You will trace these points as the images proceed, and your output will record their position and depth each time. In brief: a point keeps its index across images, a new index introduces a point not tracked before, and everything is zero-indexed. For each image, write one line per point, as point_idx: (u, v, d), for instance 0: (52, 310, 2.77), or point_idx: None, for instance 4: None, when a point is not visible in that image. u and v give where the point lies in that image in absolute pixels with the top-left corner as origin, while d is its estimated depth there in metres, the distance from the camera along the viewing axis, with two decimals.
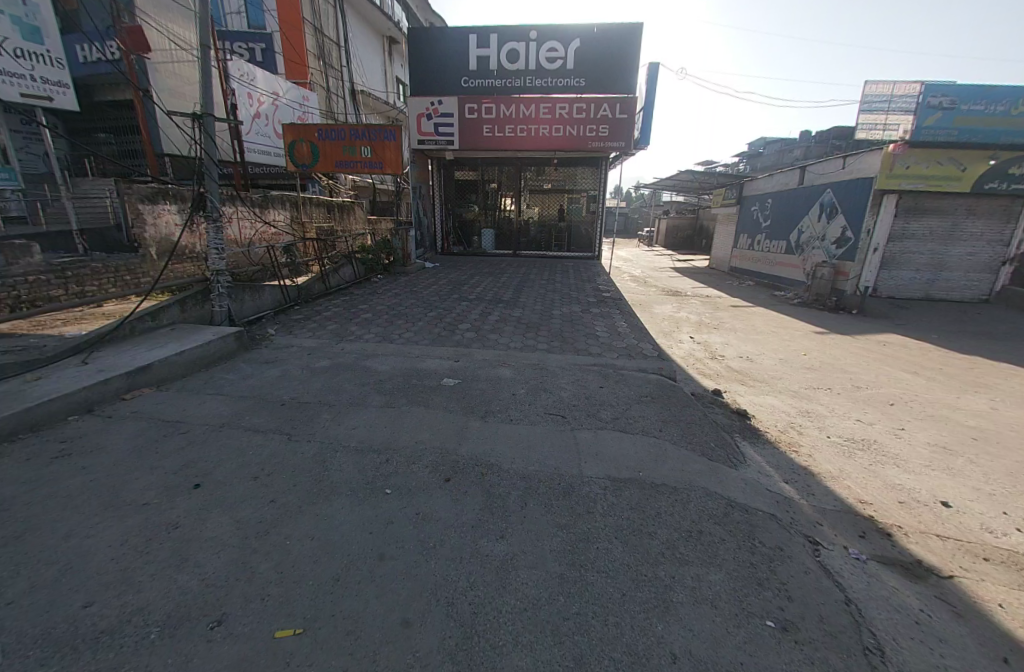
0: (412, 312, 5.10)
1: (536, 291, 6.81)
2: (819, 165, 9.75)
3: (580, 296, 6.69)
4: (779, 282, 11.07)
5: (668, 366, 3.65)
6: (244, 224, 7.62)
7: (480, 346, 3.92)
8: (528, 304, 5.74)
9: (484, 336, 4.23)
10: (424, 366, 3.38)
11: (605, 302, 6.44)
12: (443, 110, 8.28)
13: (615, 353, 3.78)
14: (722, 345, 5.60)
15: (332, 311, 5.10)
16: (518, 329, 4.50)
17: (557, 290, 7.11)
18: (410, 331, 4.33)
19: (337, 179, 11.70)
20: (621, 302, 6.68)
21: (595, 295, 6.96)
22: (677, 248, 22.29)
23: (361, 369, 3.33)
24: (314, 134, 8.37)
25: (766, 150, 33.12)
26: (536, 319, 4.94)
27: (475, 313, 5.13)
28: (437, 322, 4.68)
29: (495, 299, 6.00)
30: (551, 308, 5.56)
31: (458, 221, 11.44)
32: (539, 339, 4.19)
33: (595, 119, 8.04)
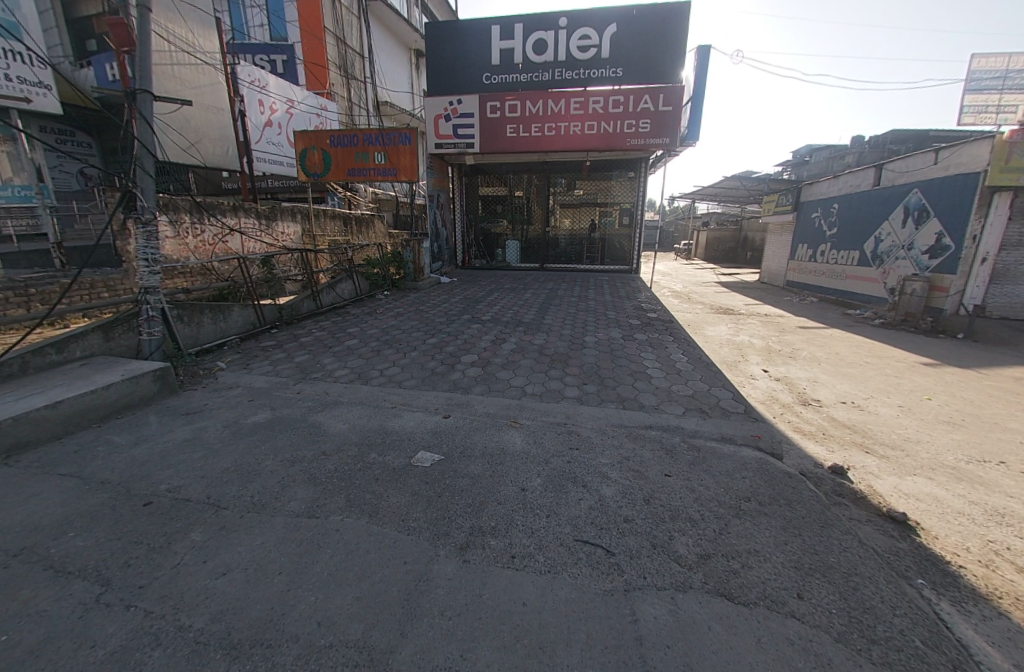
0: (407, 338, 4.11)
1: (566, 312, 5.71)
2: (900, 162, 8.06)
3: (620, 318, 5.51)
4: (852, 299, 9.37)
5: (764, 428, 2.42)
6: (248, 236, 7.20)
7: (483, 390, 2.84)
8: (554, 328, 4.66)
9: (490, 374, 3.15)
10: (394, 427, 2.31)
11: (651, 326, 5.23)
12: (463, 111, 7.51)
13: (679, 406, 2.59)
14: (813, 383, 4.20)
15: (314, 336, 4.21)
16: (537, 363, 3.38)
17: (591, 310, 5.98)
18: (395, 365, 3.32)
19: (357, 191, 11.26)
20: (670, 325, 5.45)
21: (637, 316, 5.76)
22: (719, 261, 20.58)
23: (306, 430, 2.32)
24: (326, 140, 7.83)
25: (815, 157, 30.76)
26: (563, 349, 3.82)
27: (486, 339, 4.09)
28: (434, 352, 3.65)
29: (514, 321, 4.95)
30: (583, 333, 4.44)
31: (481, 233, 10.59)
32: (565, 377, 3.06)
33: (634, 113, 6.99)
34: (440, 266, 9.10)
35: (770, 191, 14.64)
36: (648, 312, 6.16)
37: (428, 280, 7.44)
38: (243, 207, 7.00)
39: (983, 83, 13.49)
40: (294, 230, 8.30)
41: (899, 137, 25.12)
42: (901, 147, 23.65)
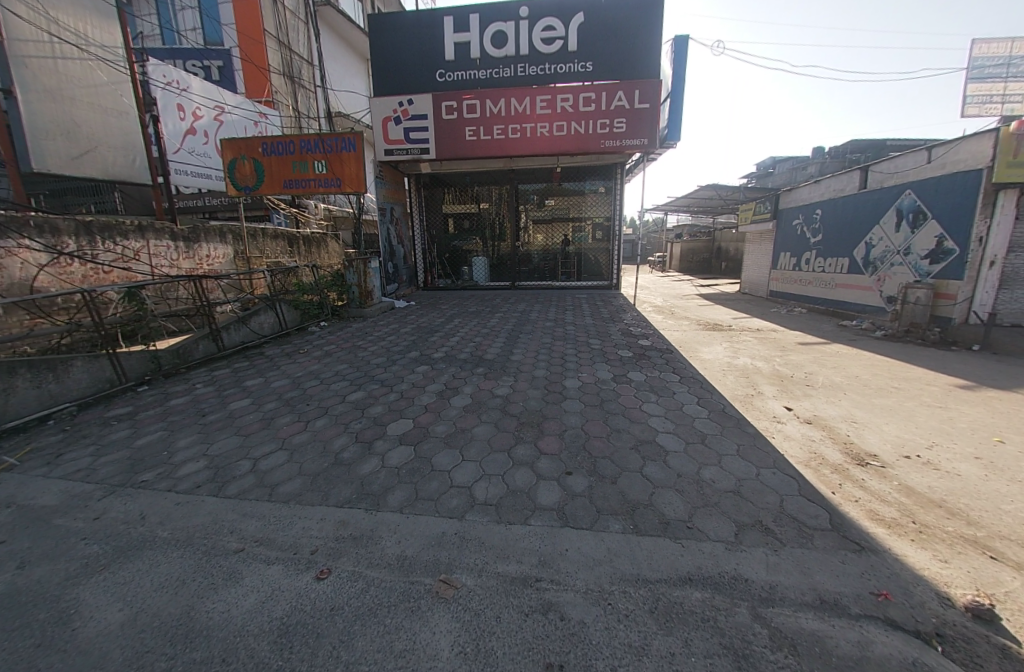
0: (326, 393, 3.04)
1: (542, 343, 4.76)
2: (892, 162, 7.74)
3: (607, 349, 4.59)
4: (843, 308, 8.88)
5: (866, 568, 1.47)
6: (162, 262, 6.29)
7: (405, 498, 1.76)
8: (527, 371, 3.69)
9: (424, 462, 2.08)
10: (205, 626, 1.19)
11: (646, 358, 4.33)
12: (414, 111, 6.68)
13: (723, 522, 1.66)
14: (853, 426, 3.35)
15: (198, 399, 3.06)
16: (497, 438, 2.33)
17: (574, 338, 5.05)
18: (286, 453, 2.20)
19: (307, 207, 10.25)
20: (668, 355, 4.58)
21: (626, 345, 4.87)
22: (694, 272, 20.39)
23: (29, 642, 1.17)
24: (258, 148, 6.89)
25: (776, 169, 31.84)
26: (538, 406, 2.84)
27: (431, 394, 3.01)
28: (353, 421, 2.54)
29: (477, 360, 3.94)
30: (565, 379, 3.46)
31: (446, 251, 9.64)
32: (540, 470, 2.03)
33: (606, 111, 6.31)
34: (398, 290, 8.05)
35: (745, 200, 14.44)
36: (639, 338, 5.31)
37: (379, 306, 6.41)
38: (152, 228, 6.10)
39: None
40: (226, 252, 7.36)
41: (854, 149, 26.43)
42: (859, 158, 24.72)
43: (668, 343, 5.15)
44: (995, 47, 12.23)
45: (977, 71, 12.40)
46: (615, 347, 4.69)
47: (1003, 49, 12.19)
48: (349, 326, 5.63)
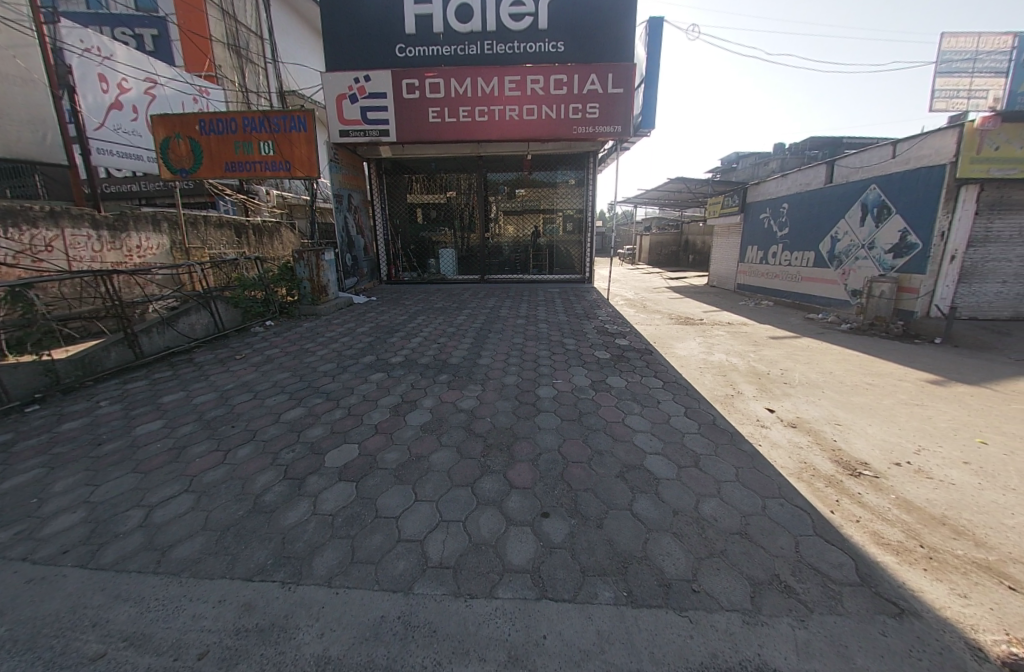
0: (256, 411, 2.56)
1: (515, 346, 4.43)
2: (858, 157, 7.86)
3: (582, 351, 4.31)
4: (809, 301, 9.07)
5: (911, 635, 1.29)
6: (79, 254, 5.45)
7: (336, 566, 1.42)
8: (498, 380, 3.36)
9: (368, 506, 1.72)
10: None
11: (625, 361, 4.09)
12: (371, 89, 6.21)
13: (734, 580, 1.45)
14: (838, 430, 3.24)
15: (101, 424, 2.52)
16: (463, 473, 1.98)
17: (548, 339, 4.76)
18: (192, 498, 1.75)
19: (257, 194, 9.38)
20: (647, 356, 4.36)
21: (603, 345, 4.63)
22: (663, 265, 20.70)
23: None
24: (196, 126, 6.12)
25: (740, 164, 32.77)
26: (512, 426, 2.52)
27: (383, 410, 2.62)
28: (285, 450, 2.12)
29: (444, 369, 3.57)
30: (537, 388, 3.17)
31: (411, 242, 9.08)
32: (510, 513, 1.72)
33: (579, 96, 5.99)
34: (358, 284, 7.49)
35: (714, 194, 14.58)
36: (615, 338, 5.08)
37: (335, 301, 5.96)
38: (67, 213, 5.26)
39: (953, 65, 12.39)
40: (161, 243, 6.53)
41: (812, 146, 27.54)
42: (817, 156, 25.78)
43: (647, 342, 4.95)
44: (966, 39, 12.21)
45: (948, 64, 12.35)
46: (592, 349, 4.42)
47: (973, 40, 12.14)
48: (303, 327, 5.08)
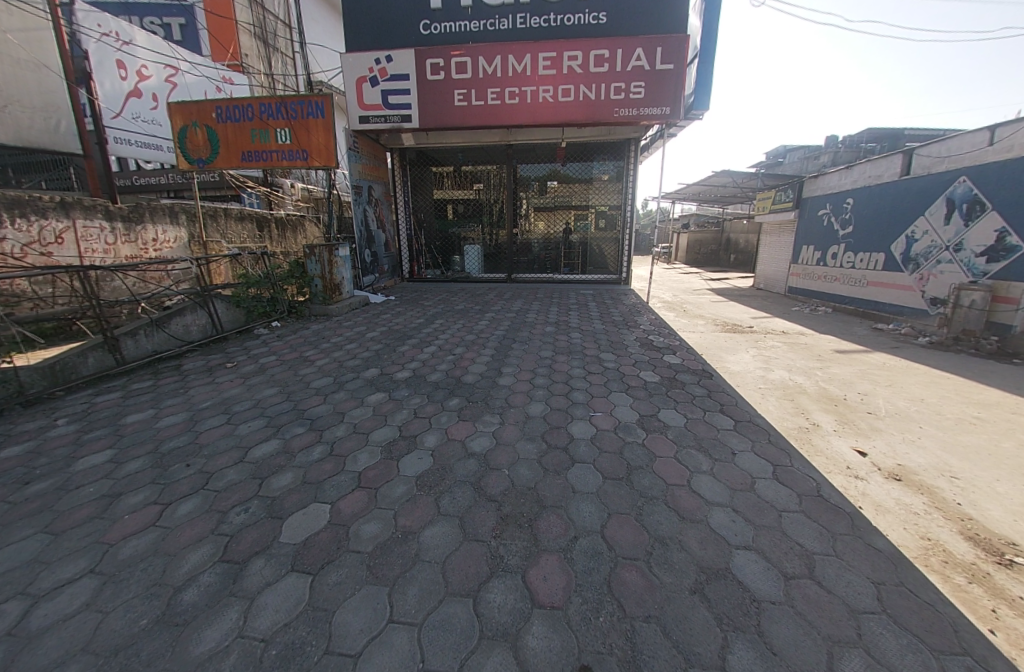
0: (225, 462, 2.40)
1: (543, 367, 3.93)
2: (943, 144, 6.78)
3: (620, 375, 3.79)
4: (877, 309, 8.03)
5: None
6: (92, 246, 5.24)
7: None
8: (526, 417, 2.94)
9: (319, 626, 1.40)
10: None
11: (668, 391, 3.53)
12: (393, 71, 5.75)
13: None
14: (958, 486, 2.48)
15: (67, 473, 2.30)
16: (463, 578, 1.59)
17: (579, 357, 4.22)
18: (92, 589, 1.56)
19: (282, 186, 9.19)
20: (692, 385, 3.78)
21: (642, 366, 4.08)
22: (702, 265, 19.59)
23: None
24: (211, 114, 5.82)
25: (788, 157, 30.59)
26: (544, 496, 2.10)
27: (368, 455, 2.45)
28: (235, 511, 1.98)
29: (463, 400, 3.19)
30: (571, 430, 2.76)
31: (436, 238, 8.66)
32: (529, 664, 1.26)
33: (622, 73, 5.49)
34: (377, 281, 7.12)
35: (762, 188, 13.43)
36: (657, 355, 4.48)
37: (348, 301, 5.78)
38: (79, 203, 5.07)
39: None
40: (178, 236, 6.30)
41: (871, 137, 25.28)
42: (875, 148, 23.66)
43: (700, 361, 4.43)
44: None
45: None
46: (633, 372, 3.89)
47: None
48: (313, 334, 4.76)
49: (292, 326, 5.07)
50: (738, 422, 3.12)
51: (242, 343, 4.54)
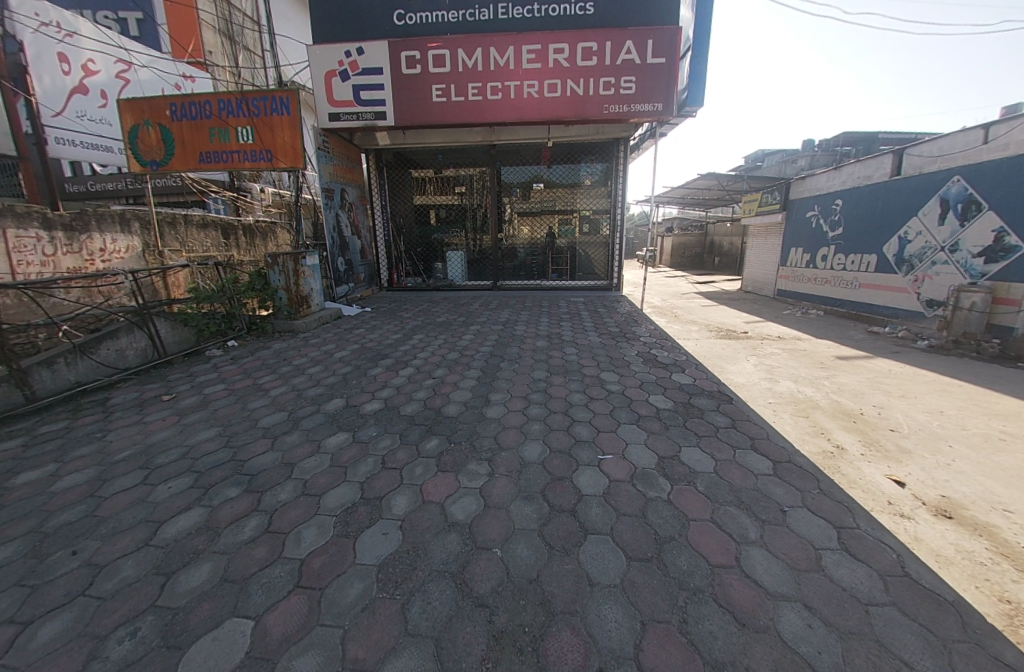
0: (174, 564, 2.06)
1: (541, 403, 3.62)
2: (936, 144, 6.72)
3: (630, 414, 3.47)
4: (870, 311, 7.95)
5: None
6: (27, 259, 4.58)
7: None
8: (528, 477, 2.70)
9: None
10: None
11: (677, 430, 3.23)
12: (365, 64, 5.45)
13: None
14: (1016, 524, 2.18)
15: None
16: None
17: (580, 390, 3.86)
18: None
19: (250, 192, 8.66)
20: (697, 420, 3.40)
21: (649, 398, 3.75)
22: (686, 267, 19.66)
23: None
24: (165, 111, 5.33)
25: (766, 161, 31.23)
26: (554, 597, 1.80)
27: (339, 537, 2.14)
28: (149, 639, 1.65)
29: (458, 457, 2.93)
30: (578, 488, 2.57)
31: (417, 244, 8.20)
32: None
33: (611, 68, 5.30)
34: (352, 291, 6.63)
35: (748, 189, 13.42)
36: (658, 382, 4.06)
37: (318, 315, 5.31)
38: (12, 211, 4.42)
39: None
40: (131, 245, 5.76)
41: (845, 141, 26.04)
42: (850, 152, 24.31)
43: (714, 381, 4.14)
44: None
45: None
46: (643, 407, 3.59)
47: None
48: (277, 357, 4.25)
49: (254, 349, 4.56)
50: (766, 467, 2.77)
51: (193, 372, 4.01)
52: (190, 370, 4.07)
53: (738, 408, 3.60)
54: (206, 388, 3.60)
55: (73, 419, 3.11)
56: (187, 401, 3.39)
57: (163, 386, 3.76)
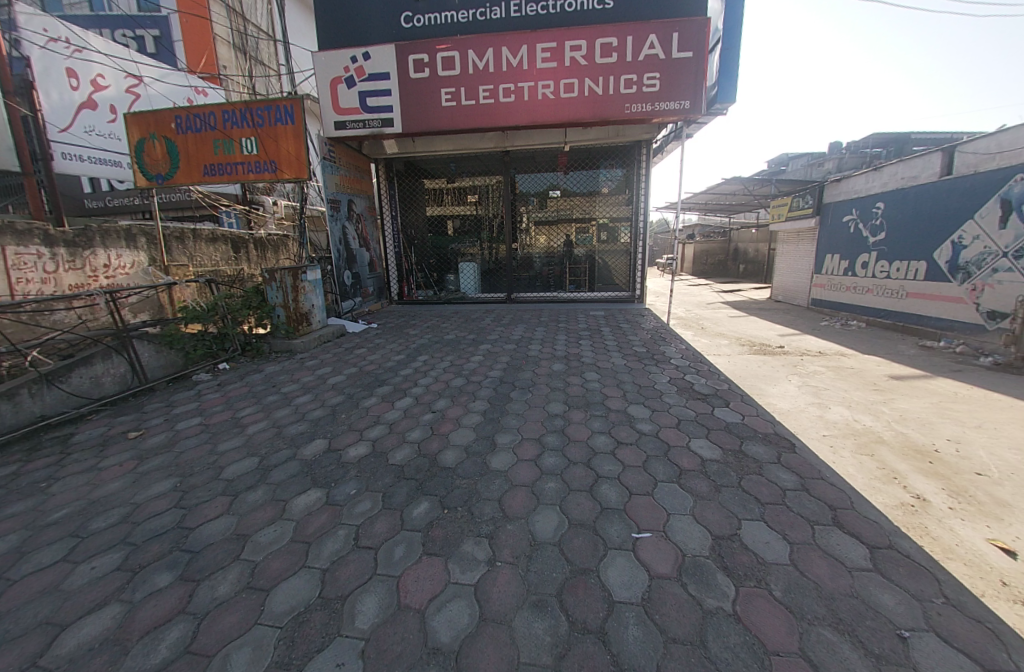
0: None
1: (557, 452, 2.85)
2: (994, 139, 6.13)
3: (668, 470, 2.70)
4: (920, 322, 7.31)
5: None
6: (27, 275, 4.50)
7: None
8: (542, 570, 1.85)
9: None
10: None
11: (732, 494, 2.45)
12: (372, 70, 5.25)
13: None
14: None
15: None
16: None
17: (603, 434, 3.14)
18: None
19: (263, 204, 8.49)
20: (758, 479, 2.61)
21: (692, 448, 2.97)
22: (709, 275, 18.96)
23: None
24: (171, 124, 5.24)
25: (790, 165, 30.24)
26: None
27: (251, 653, 1.43)
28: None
29: (451, 532, 2.08)
30: (609, 585, 1.78)
31: (429, 255, 7.94)
32: None
33: (633, 65, 4.97)
34: (359, 306, 6.38)
35: (775, 194, 12.79)
36: (703, 425, 3.31)
37: (318, 334, 5.11)
38: (14, 227, 4.34)
39: None
40: (136, 261, 5.67)
41: (876, 143, 24.99)
42: (882, 155, 23.21)
43: (768, 422, 3.43)
44: None
45: None
46: (686, 461, 2.80)
47: None
48: (264, 384, 3.94)
49: (244, 373, 4.28)
50: (861, 555, 1.97)
51: (171, 401, 3.74)
52: (169, 399, 3.77)
53: (803, 461, 2.83)
54: (176, 424, 3.27)
55: (22, 463, 2.79)
56: (152, 440, 3.06)
57: (135, 417, 3.47)
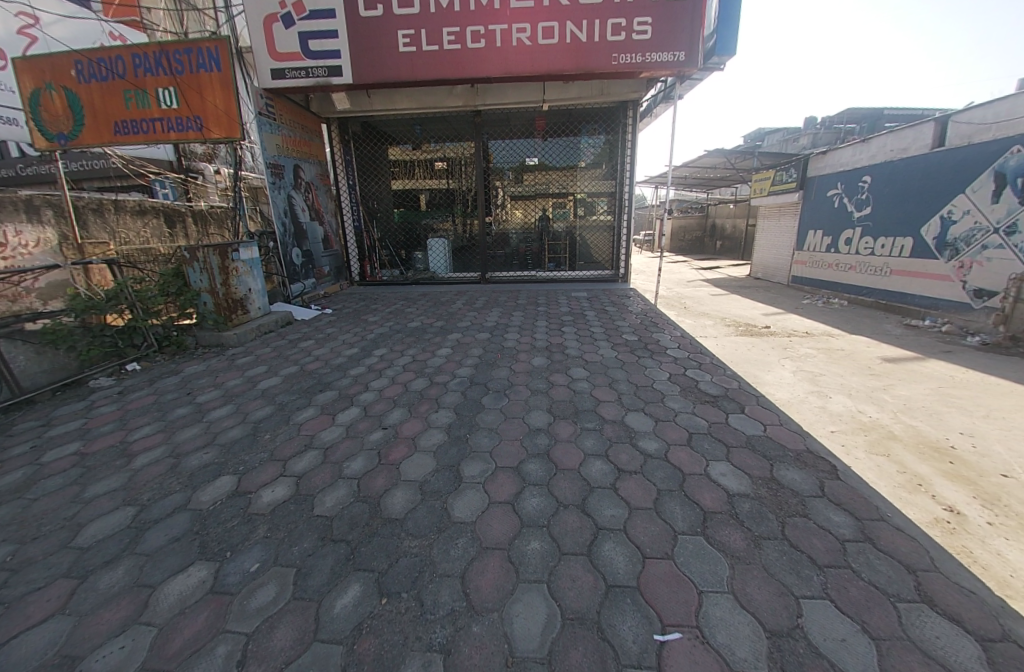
0: None
1: (541, 490, 2.49)
2: (993, 107, 5.83)
3: (684, 518, 2.24)
4: (903, 300, 7.24)
5: None
6: None
7: None
8: None
9: None
10: None
11: (777, 554, 1.96)
12: (315, 7, 4.46)
13: None
14: None
15: None
16: None
17: (609, 468, 2.66)
18: None
19: (203, 172, 7.38)
20: (799, 526, 2.13)
21: (714, 483, 2.49)
22: (687, 252, 18.81)
23: None
24: (69, 71, 4.16)
25: (765, 139, 30.13)
26: None
27: None
28: None
29: (390, 646, 1.57)
30: None
31: (396, 231, 7.24)
32: None
33: (619, 8, 4.36)
34: (311, 289, 5.59)
35: (757, 167, 12.40)
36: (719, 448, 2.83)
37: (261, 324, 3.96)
38: None
39: None
40: (43, 238, 4.56)
41: (848, 119, 25.12)
42: (854, 130, 23.28)
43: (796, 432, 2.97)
44: None
45: None
46: (705, 505, 2.31)
47: None
48: None
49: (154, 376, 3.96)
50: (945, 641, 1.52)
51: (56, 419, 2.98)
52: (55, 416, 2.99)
53: (856, 496, 2.31)
54: None
55: None
56: None
57: None
